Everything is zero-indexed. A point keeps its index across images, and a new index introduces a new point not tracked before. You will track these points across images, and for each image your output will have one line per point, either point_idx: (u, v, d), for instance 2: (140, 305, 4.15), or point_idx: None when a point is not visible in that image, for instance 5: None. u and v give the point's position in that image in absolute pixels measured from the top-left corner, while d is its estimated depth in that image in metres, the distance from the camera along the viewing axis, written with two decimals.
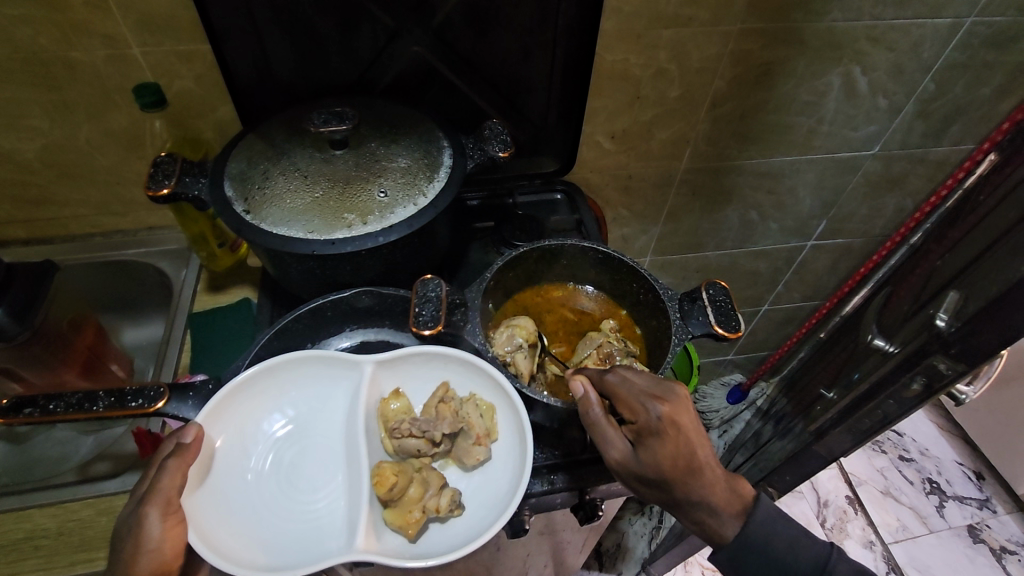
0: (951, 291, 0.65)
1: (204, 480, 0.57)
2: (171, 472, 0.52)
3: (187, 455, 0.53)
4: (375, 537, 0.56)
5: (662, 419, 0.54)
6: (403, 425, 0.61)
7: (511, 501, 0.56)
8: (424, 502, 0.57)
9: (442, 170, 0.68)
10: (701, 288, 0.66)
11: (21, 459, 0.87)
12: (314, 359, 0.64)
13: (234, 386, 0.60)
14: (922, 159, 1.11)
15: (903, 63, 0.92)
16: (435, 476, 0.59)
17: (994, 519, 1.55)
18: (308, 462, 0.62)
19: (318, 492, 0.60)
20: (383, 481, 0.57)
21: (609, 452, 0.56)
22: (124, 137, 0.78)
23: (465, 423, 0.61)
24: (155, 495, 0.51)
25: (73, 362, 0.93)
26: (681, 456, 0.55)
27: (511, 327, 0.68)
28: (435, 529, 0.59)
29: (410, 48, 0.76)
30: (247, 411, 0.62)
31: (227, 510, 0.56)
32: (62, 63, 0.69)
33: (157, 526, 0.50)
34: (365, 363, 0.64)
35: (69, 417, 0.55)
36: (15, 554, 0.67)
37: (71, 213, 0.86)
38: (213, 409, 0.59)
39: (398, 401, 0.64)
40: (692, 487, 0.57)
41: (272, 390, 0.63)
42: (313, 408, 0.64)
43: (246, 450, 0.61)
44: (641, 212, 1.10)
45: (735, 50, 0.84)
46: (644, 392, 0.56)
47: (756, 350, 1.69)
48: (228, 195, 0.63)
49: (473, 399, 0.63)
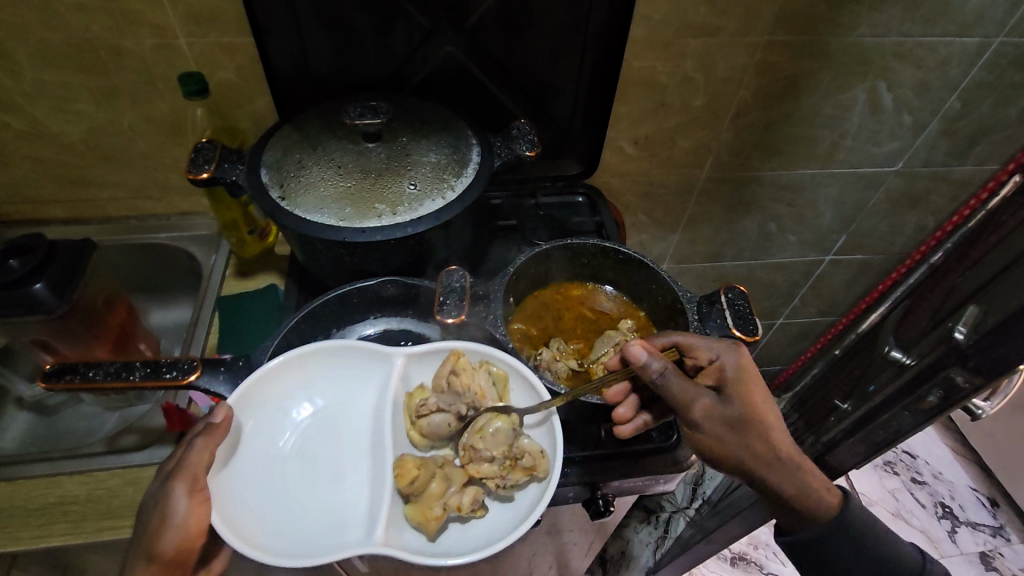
0: (971, 304, 0.66)
1: (231, 461, 0.59)
2: (199, 450, 0.54)
3: (216, 434, 0.56)
4: (395, 532, 0.58)
5: (738, 367, 0.59)
6: (429, 403, 0.61)
7: (542, 498, 0.58)
8: (446, 498, 0.58)
9: (470, 166, 0.70)
10: (720, 292, 0.67)
11: (50, 430, 0.90)
12: (344, 348, 0.66)
13: (264, 373, 0.62)
14: (946, 177, 1.11)
15: (929, 79, 0.93)
16: (457, 473, 0.60)
17: (1008, 547, 1.52)
18: (334, 451, 0.63)
19: (344, 482, 0.61)
20: (404, 474, 0.58)
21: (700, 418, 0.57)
22: (165, 124, 0.81)
23: (476, 394, 0.62)
24: (182, 470, 0.53)
25: (106, 337, 0.94)
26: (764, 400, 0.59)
27: (540, 449, 0.59)
28: (455, 527, 0.60)
29: (444, 48, 0.78)
30: (278, 399, 0.64)
31: (252, 496, 0.58)
32: (113, 50, 0.72)
33: (184, 501, 0.52)
34: (395, 355, 0.65)
35: (106, 385, 0.57)
36: (46, 517, 0.70)
37: (110, 195, 0.90)
38: (245, 392, 0.61)
39: (423, 397, 0.64)
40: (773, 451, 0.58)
41: (302, 380, 0.65)
42: (341, 398, 0.66)
43: (275, 434, 0.62)
44: (660, 219, 1.12)
45: (763, 61, 0.85)
46: (707, 346, 0.60)
47: (768, 363, 1.69)
48: (264, 181, 0.65)
49: (485, 368, 0.64)
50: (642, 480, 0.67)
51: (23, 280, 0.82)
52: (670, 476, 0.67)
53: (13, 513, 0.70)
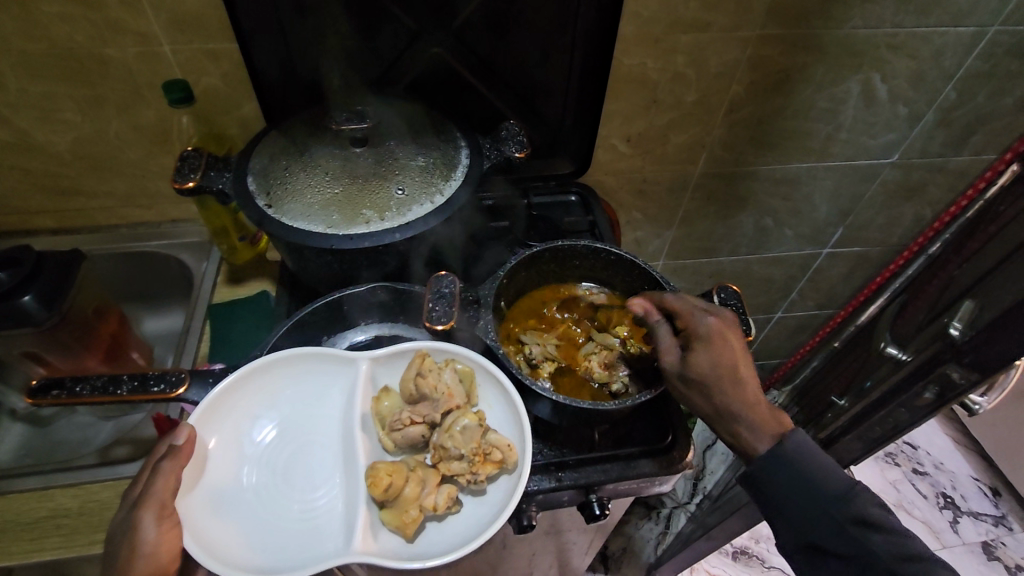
0: (966, 299, 0.65)
1: (199, 480, 0.58)
2: (164, 475, 0.54)
3: (180, 456, 0.56)
4: (372, 537, 0.58)
5: (709, 326, 0.60)
6: (402, 416, 0.61)
7: (516, 487, 0.59)
8: (421, 501, 0.58)
9: (459, 169, 0.69)
10: (713, 292, 0.67)
11: (45, 441, 0.90)
12: (310, 355, 0.65)
13: (227, 386, 0.61)
14: (943, 167, 1.10)
15: (924, 71, 0.92)
16: (432, 474, 0.59)
17: (1010, 536, 1.52)
18: (305, 459, 0.63)
19: (317, 490, 0.61)
20: (378, 482, 0.57)
21: (664, 355, 0.62)
22: (151, 131, 0.80)
23: (445, 394, 0.61)
24: (148, 499, 0.53)
25: (97, 348, 0.92)
26: (735, 358, 0.60)
27: (508, 443, 0.60)
28: (432, 528, 0.60)
29: (431, 49, 0.77)
30: (243, 410, 0.63)
31: (223, 512, 0.57)
32: (97, 59, 0.71)
33: (153, 530, 0.53)
34: (361, 359, 0.65)
35: (94, 400, 0.57)
36: (38, 531, 0.70)
37: (99, 205, 0.89)
38: (207, 408, 0.60)
39: (389, 399, 0.63)
40: (734, 396, 0.59)
41: (269, 388, 0.65)
42: (309, 406, 0.65)
43: (243, 448, 0.62)
44: (655, 216, 1.11)
45: (755, 56, 0.84)
46: (698, 306, 0.63)
47: (767, 357, 1.69)
48: (251, 189, 0.64)
49: (450, 366, 0.64)
50: (637, 483, 0.66)
51: (11, 293, 0.80)
52: (667, 478, 0.67)
53: (4, 528, 0.69)
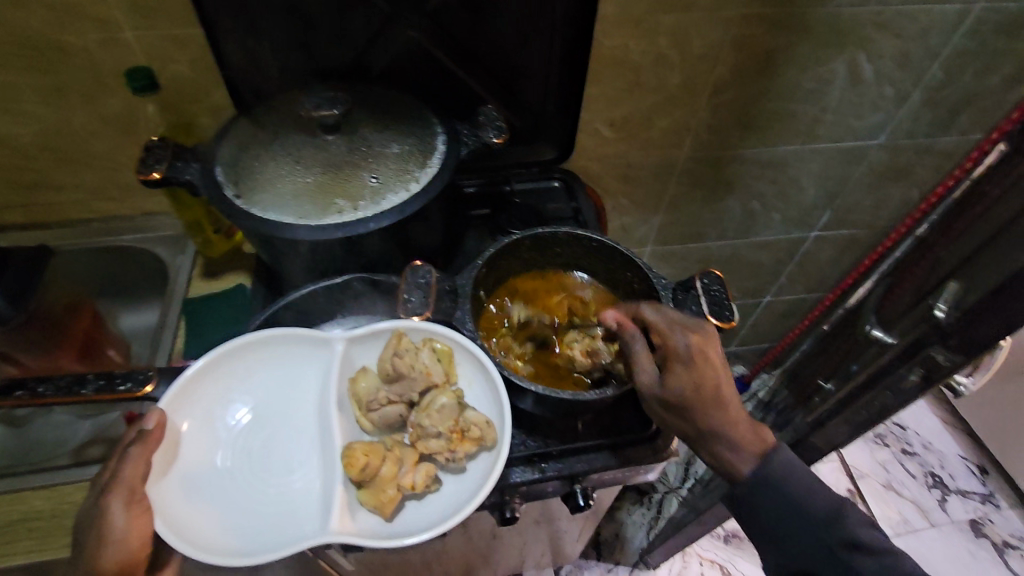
0: (954, 280, 0.63)
1: (172, 466, 0.57)
2: (133, 460, 0.53)
3: (150, 442, 0.54)
4: (350, 517, 0.56)
5: (691, 349, 0.58)
6: (379, 395, 0.60)
7: (495, 464, 0.58)
8: (398, 480, 0.57)
9: (435, 155, 0.67)
10: (696, 278, 0.66)
11: (23, 441, 0.89)
12: (282, 337, 0.63)
13: (197, 370, 0.60)
14: (930, 148, 1.09)
15: (910, 50, 0.90)
16: (409, 453, 0.59)
17: (997, 514, 1.54)
18: (281, 442, 0.62)
19: (294, 472, 0.60)
20: (354, 463, 0.56)
21: (640, 374, 0.60)
22: (118, 122, 0.77)
23: (423, 372, 0.60)
24: (117, 484, 0.52)
25: (69, 346, 0.95)
26: (715, 379, 0.58)
27: (487, 419, 0.59)
28: (412, 506, 0.59)
29: (406, 32, 0.74)
30: (215, 394, 0.61)
31: (196, 496, 0.56)
32: (56, 46, 0.68)
33: (122, 516, 0.51)
34: (336, 340, 0.62)
35: (58, 401, 0.56)
36: (9, 534, 0.69)
37: (68, 198, 0.87)
38: (176, 395, 0.58)
39: (366, 378, 0.62)
40: (712, 419, 0.59)
41: (241, 372, 0.63)
42: (284, 389, 0.64)
43: (216, 432, 0.60)
44: (641, 202, 1.09)
45: (738, 36, 0.82)
46: (678, 323, 0.59)
47: (757, 342, 1.68)
48: (219, 179, 0.62)
49: (428, 345, 0.61)
50: (622, 471, 0.66)
51: None
52: (652, 464, 0.66)
53: None
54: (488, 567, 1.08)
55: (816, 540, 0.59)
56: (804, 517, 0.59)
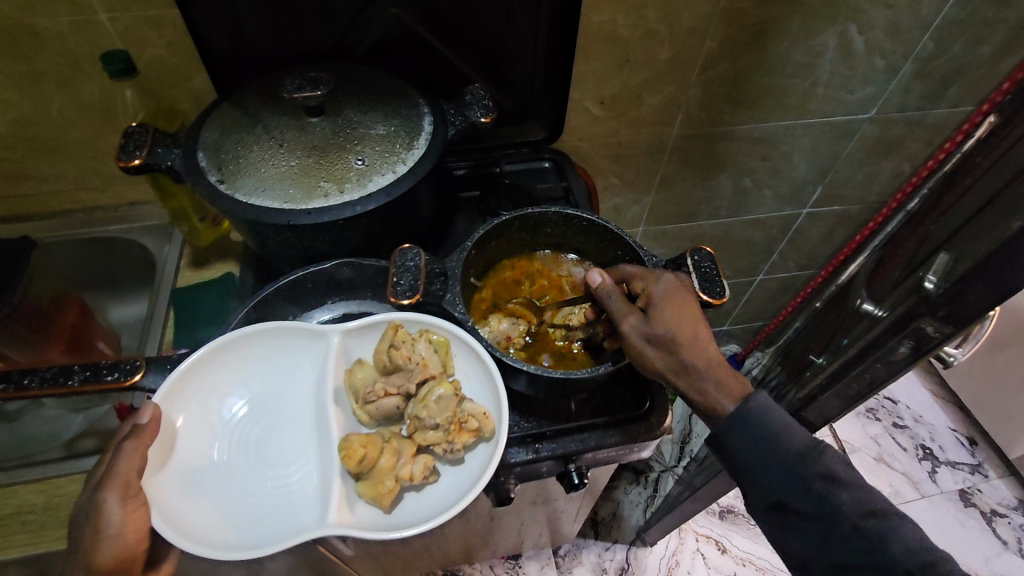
0: (942, 253, 0.64)
1: (167, 460, 0.56)
2: (128, 455, 0.52)
3: (143, 436, 0.53)
4: (349, 509, 0.57)
5: (668, 284, 0.60)
6: (376, 387, 0.59)
7: (493, 455, 0.58)
8: (397, 471, 0.57)
9: (422, 136, 0.66)
10: (686, 255, 0.64)
11: (14, 436, 0.88)
12: (277, 330, 0.63)
13: (190, 364, 0.59)
14: (921, 121, 1.08)
15: (901, 20, 0.90)
16: (407, 445, 0.58)
17: (985, 483, 1.57)
18: (277, 435, 0.61)
19: (291, 465, 0.60)
20: (352, 454, 0.56)
21: (626, 317, 0.59)
22: (97, 108, 0.76)
23: (419, 364, 0.60)
24: (111, 479, 0.51)
25: (57, 340, 0.93)
26: (695, 313, 0.59)
27: (485, 410, 0.59)
28: (410, 497, 0.59)
29: (388, 11, 0.73)
30: (211, 388, 0.61)
31: (193, 489, 0.56)
32: (29, 32, 0.66)
33: (117, 510, 0.51)
34: (331, 333, 0.63)
35: (45, 392, 0.55)
36: (5, 527, 0.70)
37: (49, 189, 0.85)
38: (171, 387, 0.58)
39: (362, 371, 0.61)
40: (697, 355, 0.58)
41: (236, 365, 0.62)
42: (279, 383, 0.63)
43: (213, 426, 0.60)
44: (633, 181, 1.08)
45: (728, 9, 0.81)
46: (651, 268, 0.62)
47: (751, 320, 1.69)
48: (202, 164, 0.61)
49: (424, 338, 0.62)
50: (616, 451, 0.66)
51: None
52: (647, 442, 0.66)
53: None
54: (486, 548, 1.09)
55: (791, 473, 0.58)
56: (783, 454, 0.59)
